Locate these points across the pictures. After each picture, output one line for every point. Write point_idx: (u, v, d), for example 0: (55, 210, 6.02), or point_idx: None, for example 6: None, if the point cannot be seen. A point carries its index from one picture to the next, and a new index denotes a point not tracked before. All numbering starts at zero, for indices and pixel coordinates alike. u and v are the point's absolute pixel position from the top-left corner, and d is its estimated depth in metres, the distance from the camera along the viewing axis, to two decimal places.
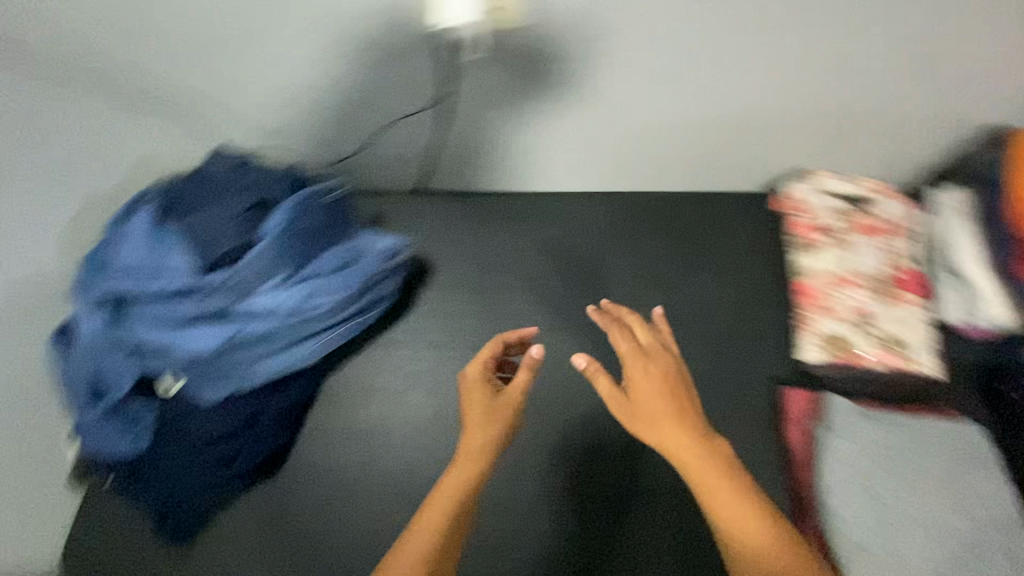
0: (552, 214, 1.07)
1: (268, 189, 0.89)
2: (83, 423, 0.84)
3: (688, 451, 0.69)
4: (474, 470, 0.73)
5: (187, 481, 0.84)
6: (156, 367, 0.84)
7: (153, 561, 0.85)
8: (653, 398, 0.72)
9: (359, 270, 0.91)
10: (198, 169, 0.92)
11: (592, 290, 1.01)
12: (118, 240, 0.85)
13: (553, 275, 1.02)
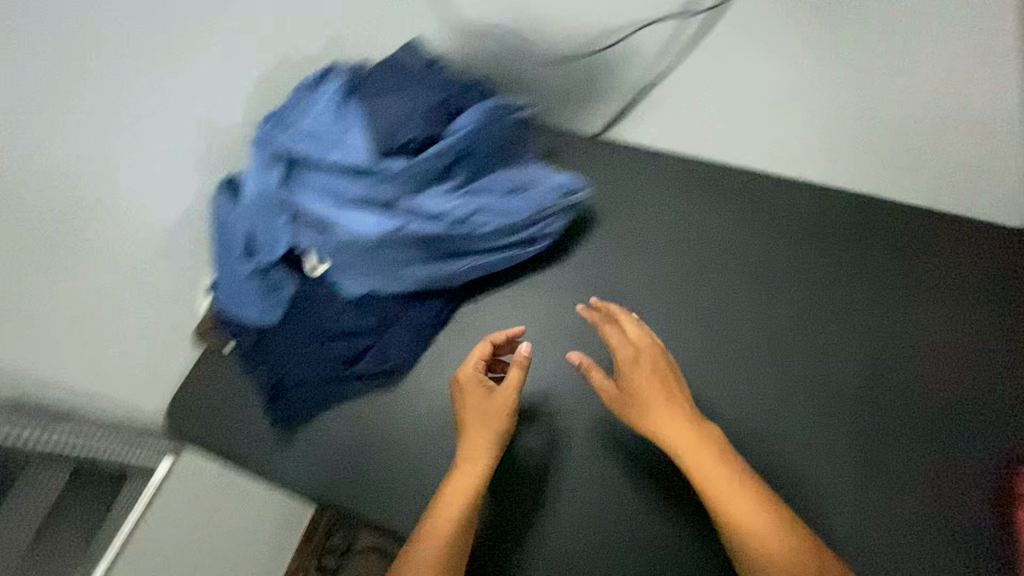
0: (759, 195, 0.88)
1: (456, 89, 0.86)
2: (226, 277, 0.81)
3: (697, 457, 0.64)
4: (480, 471, 0.69)
5: (310, 365, 0.80)
6: (308, 242, 0.80)
7: (255, 435, 0.81)
8: (646, 385, 0.68)
9: (531, 201, 0.84)
10: (388, 59, 0.89)
11: (790, 290, 0.82)
12: (304, 105, 0.83)
13: (746, 262, 0.84)
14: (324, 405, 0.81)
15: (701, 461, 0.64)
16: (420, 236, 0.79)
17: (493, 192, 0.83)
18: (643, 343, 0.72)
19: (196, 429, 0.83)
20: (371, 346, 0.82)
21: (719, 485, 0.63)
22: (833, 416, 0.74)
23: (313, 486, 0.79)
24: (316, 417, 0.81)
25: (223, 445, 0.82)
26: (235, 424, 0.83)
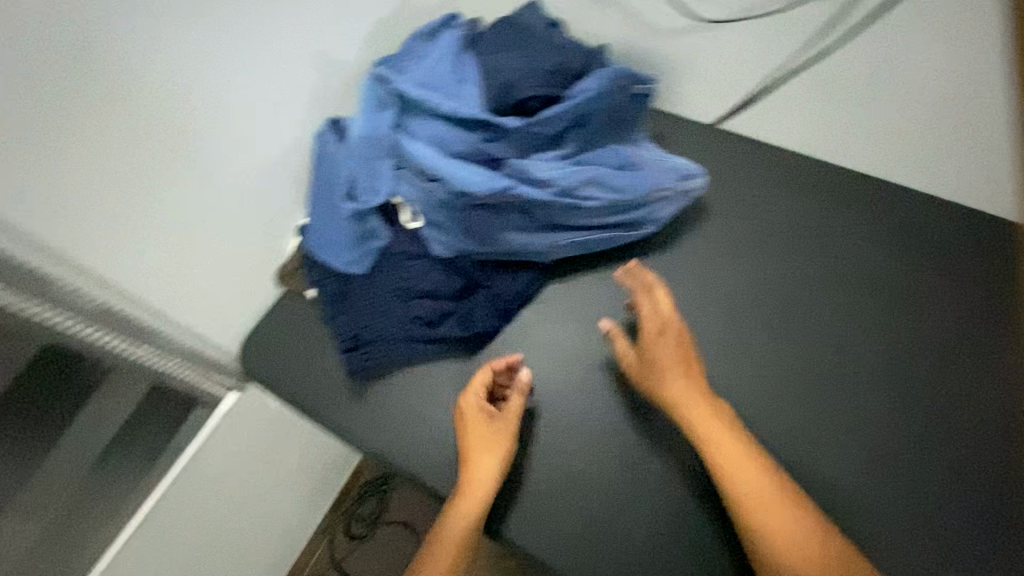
0: (889, 203, 0.80)
1: (578, 52, 0.80)
2: (321, 219, 0.79)
3: (708, 436, 0.63)
4: (479, 504, 0.67)
5: (393, 321, 0.77)
6: (409, 193, 0.77)
7: (328, 385, 0.79)
8: (665, 353, 0.68)
9: (645, 181, 0.78)
10: (507, 17, 0.84)
11: (916, 313, 0.73)
12: (421, 54, 0.80)
13: (871, 276, 0.76)
14: (401, 365, 0.78)
15: (713, 431, 0.63)
16: (526, 200, 0.74)
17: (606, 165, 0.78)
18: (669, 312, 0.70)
19: (268, 371, 0.81)
20: (457, 311, 0.78)
21: (727, 454, 0.62)
22: (958, 464, 0.65)
23: (380, 448, 0.76)
24: (391, 377, 0.78)
25: (294, 391, 0.80)
26: (307, 373, 0.80)
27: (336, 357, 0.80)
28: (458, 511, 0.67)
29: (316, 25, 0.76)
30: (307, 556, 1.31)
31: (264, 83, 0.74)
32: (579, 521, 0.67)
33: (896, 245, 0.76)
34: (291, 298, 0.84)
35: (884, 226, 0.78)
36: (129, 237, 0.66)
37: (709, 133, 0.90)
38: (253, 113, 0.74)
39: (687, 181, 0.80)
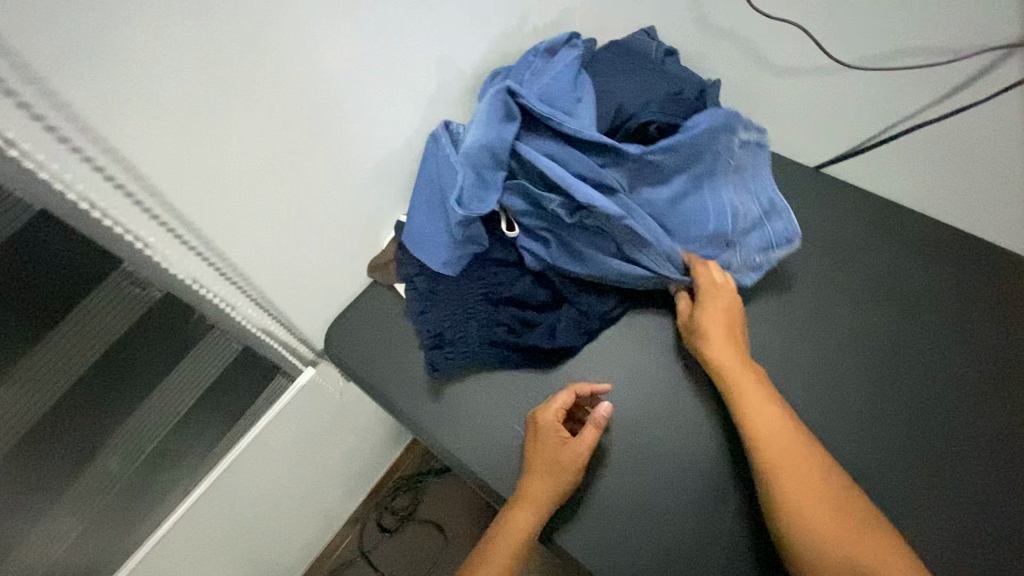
0: (974, 280, 0.80)
1: (686, 87, 0.83)
2: (422, 216, 0.81)
3: (728, 365, 0.70)
4: (530, 525, 0.66)
5: (479, 324, 0.78)
6: (517, 201, 0.78)
7: (405, 379, 0.80)
8: (712, 313, 0.74)
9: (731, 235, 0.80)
10: (621, 42, 0.87)
11: (998, 392, 0.73)
12: (541, 70, 0.82)
13: (953, 347, 0.76)
14: (480, 368, 0.79)
15: (746, 384, 0.69)
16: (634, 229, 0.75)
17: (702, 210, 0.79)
18: (725, 284, 0.77)
19: (347, 355, 0.83)
20: (543, 323, 0.78)
21: (752, 406, 0.67)
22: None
23: (450, 447, 0.77)
24: (469, 378, 0.79)
25: (372, 379, 0.81)
26: (384, 364, 0.82)
27: (417, 351, 0.82)
28: (511, 524, 0.67)
29: (445, 33, 0.79)
30: (336, 542, 1.32)
31: (392, 81, 0.76)
32: (653, 557, 0.66)
33: (988, 310, 0.78)
34: (381, 288, 0.87)
35: (979, 290, 0.79)
36: (252, 213, 0.68)
37: (805, 179, 0.91)
38: (378, 108, 0.77)
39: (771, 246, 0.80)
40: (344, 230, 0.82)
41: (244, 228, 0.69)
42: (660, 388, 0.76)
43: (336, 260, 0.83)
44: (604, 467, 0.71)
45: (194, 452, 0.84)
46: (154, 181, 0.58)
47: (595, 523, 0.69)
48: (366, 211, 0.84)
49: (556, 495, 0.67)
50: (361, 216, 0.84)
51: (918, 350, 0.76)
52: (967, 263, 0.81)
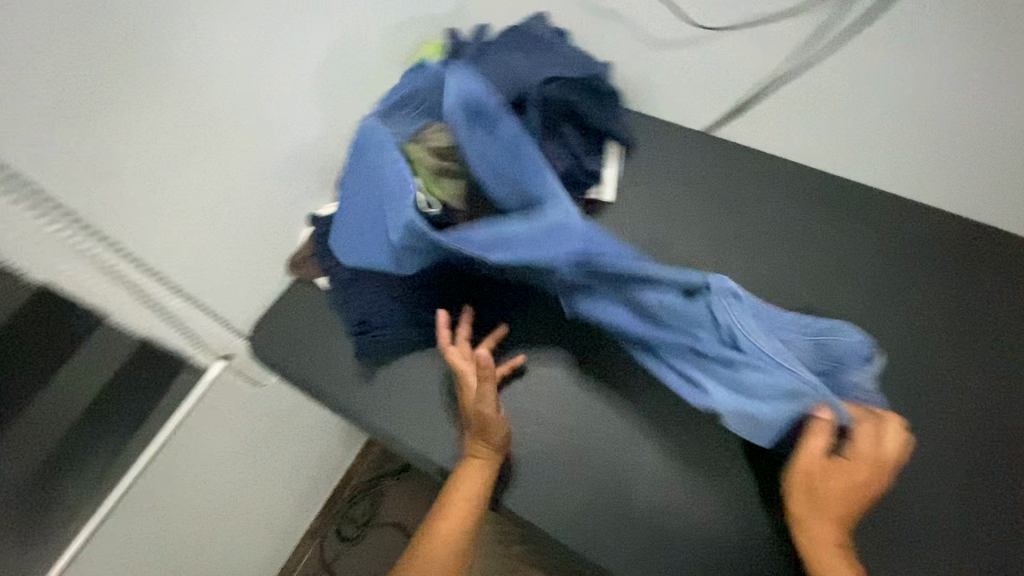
0: (858, 213, 0.85)
1: (579, 63, 0.87)
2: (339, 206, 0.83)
3: (827, 550, 0.60)
4: (481, 476, 0.70)
5: (401, 304, 0.80)
6: (599, 295, 0.74)
7: (334, 368, 0.81)
8: (857, 460, 0.64)
9: (832, 359, 0.70)
10: (515, 29, 0.91)
11: (880, 310, 0.79)
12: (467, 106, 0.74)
13: (839, 276, 0.82)
14: (412, 348, 0.81)
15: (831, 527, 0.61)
16: (761, 341, 0.69)
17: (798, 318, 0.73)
18: (884, 456, 0.63)
19: (276, 353, 0.83)
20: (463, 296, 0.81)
21: (826, 554, 0.60)
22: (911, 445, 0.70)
23: (385, 427, 0.78)
24: (401, 360, 0.81)
25: (306, 373, 0.82)
26: (311, 357, 0.82)
27: (343, 340, 0.82)
28: (466, 478, 0.70)
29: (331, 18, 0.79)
30: (295, 553, 1.29)
31: (279, 65, 0.76)
32: (593, 495, 0.71)
33: (871, 251, 0.83)
34: (303, 284, 0.86)
35: (860, 232, 0.84)
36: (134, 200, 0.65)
37: (700, 141, 0.95)
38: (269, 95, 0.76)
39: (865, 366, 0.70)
40: (251, 225, 0.81)
41: (129, 217, 0.66)
42: (585, 347, 0.79)
43: (248, 258, 0.82)
44: (541, 425, 0.75)
45: (105, 461, 0.80)
46: (29, 185, 0.57)
47: (533, 473, 0.73)
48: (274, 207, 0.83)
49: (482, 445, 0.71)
50: (270, 212, 0.83)
51: (809, 286, 0.81)
52: (848, 207, 0.86)
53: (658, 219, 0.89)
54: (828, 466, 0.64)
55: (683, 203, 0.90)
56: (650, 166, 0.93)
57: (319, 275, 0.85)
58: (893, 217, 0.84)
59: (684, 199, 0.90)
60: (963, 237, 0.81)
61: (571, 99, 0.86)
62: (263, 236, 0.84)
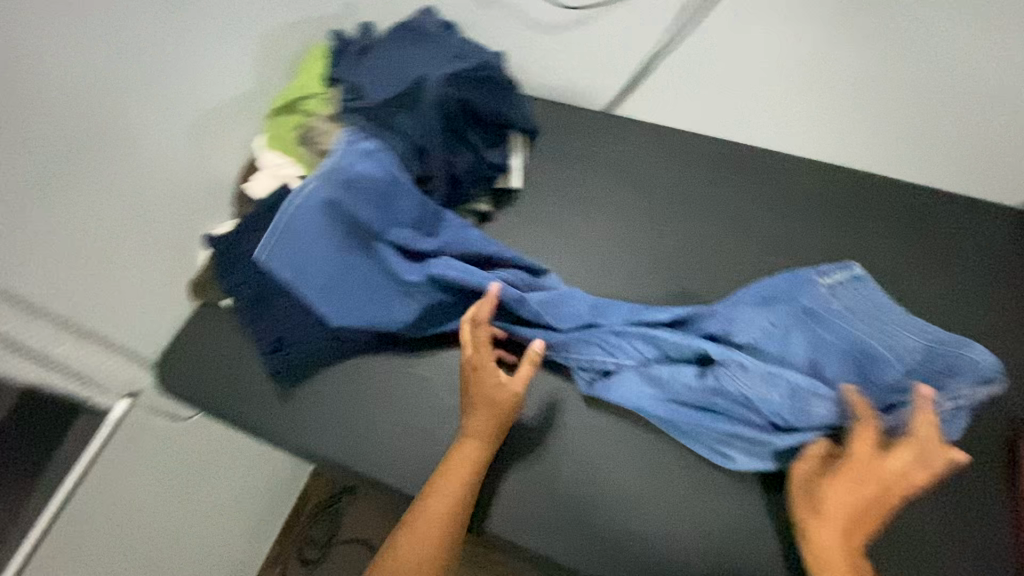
0: (762, 171, 0.85)
1: (477, 53, 0.83)
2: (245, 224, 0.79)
3: (827, 556, 0.55)
4: (477, 450, 0.65)
5: (310, 317, 0.75)
6: (602, 359, 0.71)
7: (250, 392, 0.77)
8: (844, 482, 0.57)
9: (936, 373, 0.64)
10: (403, 24, 0.88)
11: (789, 263, 0.79)
12: (377, 193, 0.73)
13: (750, 235, 0.81)
14: (326, 364, 0.76)
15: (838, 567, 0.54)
16: (774, 394, 0.64)
17: (882, 326, 0.66)
18: (907, 472, 0.56)
19: (187, 387, 0.78)
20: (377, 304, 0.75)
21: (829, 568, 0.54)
22: None
23: (310, 446, 0.74)
24: (316, 377, 0.76)
25: (220, 403, 0.77)
26: (225, 383, 0.78)
27: (254, 362, 0.78)
28: (461, 452, 0.65)
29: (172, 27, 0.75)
30: None
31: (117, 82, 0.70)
32: (528, 484, 0.68)
33: (778, 207, 0.83)
34: (210, 310, 0.82)
35: (767, 189, 0.84)
36: None
37: (602, 116, 0.93)
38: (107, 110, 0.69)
39: (982, 386, 0.62)
40: (124, 254, 0.75)
41: None
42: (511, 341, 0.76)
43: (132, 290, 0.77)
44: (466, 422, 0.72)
45: None
46: None
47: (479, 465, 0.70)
48: (154, 232, 0.78)
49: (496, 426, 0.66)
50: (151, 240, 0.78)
51: (720, 248, 0.81)
52: (751, 168, 0.86)
53: (568, 201, 0.87)
54: (815, 496, 0.58)
55: (593, 181, 0.88)
56: (555, 147, 0.91)
57: (224, 298, 0.80)
58: (795, 170, 0.85)
59: (594, 177, 0.88)
60: (855, 182, 0.83)
61: (467, 100, 0.79)
62: (148, 264, 0.78)
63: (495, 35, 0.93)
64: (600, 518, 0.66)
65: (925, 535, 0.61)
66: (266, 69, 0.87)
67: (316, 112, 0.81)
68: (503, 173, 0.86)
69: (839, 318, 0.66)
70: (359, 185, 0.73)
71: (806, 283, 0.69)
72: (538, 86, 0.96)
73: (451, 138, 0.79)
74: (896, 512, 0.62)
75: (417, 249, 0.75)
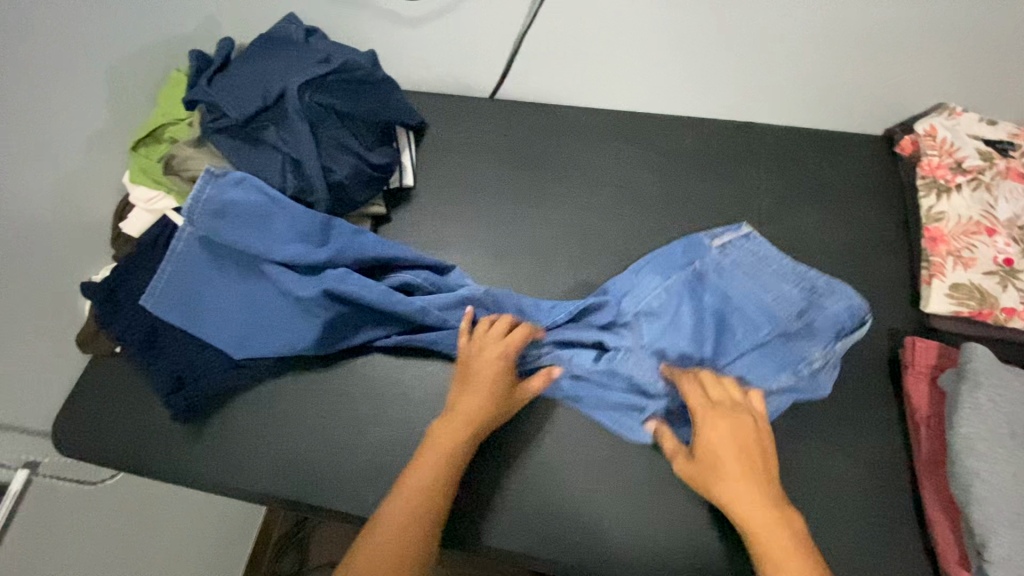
0: (642, 138, 0.88)
1: (344, 53, 0.82)
2: (130, 265, 0.77)
3: (747, 507, 0.53)
4: (464, 434, 0.62)
5: (210, 351, 0.73)
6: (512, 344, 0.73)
7: (160, 436, 0.73)
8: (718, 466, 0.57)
9: (811, 329, 0.68)
10: (265, 34, 0.85)
11: (678, 221, 0.81)
12: (255, 222, 0.73)
13: (638, 200, 0.83)
14: (234, 392, 0.74)
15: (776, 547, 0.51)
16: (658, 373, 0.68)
17: (761, 278, 0.71)
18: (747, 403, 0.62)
19: (91, 445, 0.74)
20: (276, 329, 0.73)
21: (751, 517, 0.53)
22: None
23: (229, 480, 0.71)
24: (227, 409, 0.74)
25: (129, 455, 0.73)
26: (131, 434, 0.74)
27: (159, 407, 0.74)
28: (445, 432, 0.62)
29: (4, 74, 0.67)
30: None
31: None
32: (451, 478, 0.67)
33: (663, 167, 0.85)
34: (105, 360, 0.78)
35: (652, 151, 0.87)
36: None
37: (485, 102, 0.93)
38: None
39: (845, 337, 0.68)
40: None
41: None
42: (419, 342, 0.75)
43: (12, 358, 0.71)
44: (381, 426, 0.72)
45: None
46: None
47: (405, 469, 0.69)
48: (28, 294, 0.72)
49: (493, 422, 0.64)
50: (25, 303, 0.72)
51: (610, 218, 0.83)
52: (634, 133, 0.88)
53: (462, 191, 0.87)
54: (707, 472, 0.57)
55: (484, 167, 0.88)
56: (442, 142, 0.91)
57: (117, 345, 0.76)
58: (675, 131, 0.88)
59: (485, 163, 0.89)
60: (728, 137, 0.86)
61: (334, 103, 0.77)
62: (26, 328, 0.73)
63: (365, 34, 0.91)
64: (527, 496, 0.66)
65: (825, 452, 0.65)
66: (123, 103, 0.82)
67: (180, 137, 0.79)
68: (395, 171, 0.85)
69: (726, 278, 0.72)
70: (234, 211, 0.73)
71: (698, 250, 0.74)
72: (417, 83, 0.95)
73: (326, 144, 0.77)
74: (796, 435, 0.66)
75: (307, 264, 0.73)
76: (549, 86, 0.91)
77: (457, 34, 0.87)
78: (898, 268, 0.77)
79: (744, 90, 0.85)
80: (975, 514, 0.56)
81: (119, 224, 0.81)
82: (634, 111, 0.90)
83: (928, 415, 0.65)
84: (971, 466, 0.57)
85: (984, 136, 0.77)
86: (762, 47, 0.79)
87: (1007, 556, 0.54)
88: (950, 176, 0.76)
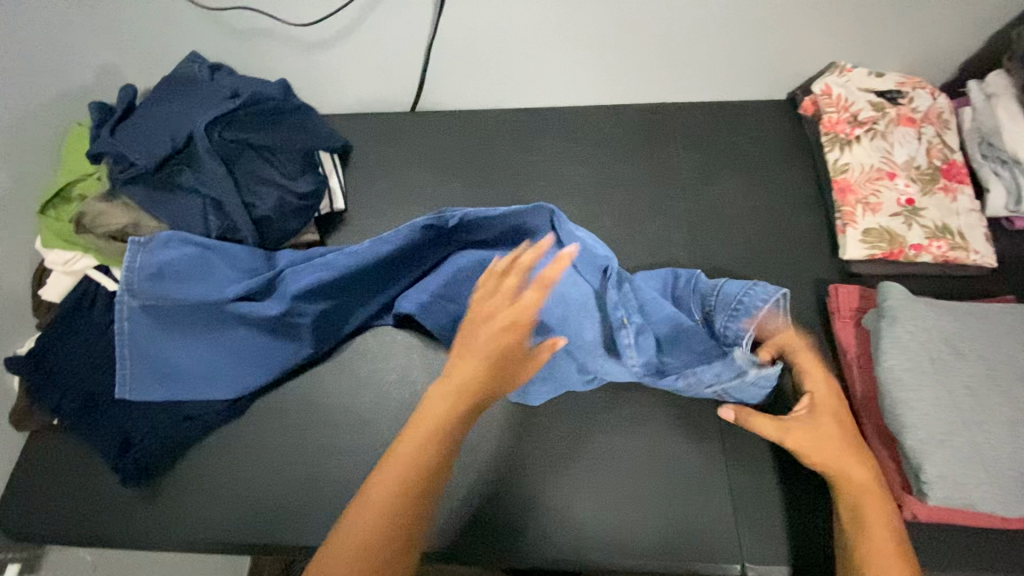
0: (566, 128, 0.90)
1: (252, 84, 0.80)
2: (58, 334, 0.74)
3: (871, 508, 0.56)
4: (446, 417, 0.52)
5: (155, 410, 0.71)
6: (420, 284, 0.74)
7: (114, 503, 0.70)
8: (809, 438, 0.59)
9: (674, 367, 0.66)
10: (170, 74, 0.82)
11: (611, 203, 0.84)
12: (198, 269, 0.72)
13: (570, 186, 0.85)
14: (188, 446, 0.72)
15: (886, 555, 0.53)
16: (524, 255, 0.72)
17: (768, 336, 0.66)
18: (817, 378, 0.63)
19: (40, 526, 0.70)
20: (242, 376, 0.73)
21: (865, 503, 0.56)
22: None
23: (194, 539, 0.68)
24: (181, 465, 0.72)
25: (83, 530, 0.70)
26: (83, 508, 0.71)
27: (110, 475, 0.72)
28: (427, 410, 0.52)
29: None
30: None
31: None
32: None
33: (589, 155, 0.88)
34: (43, 436, 0.74)
35: (574, 141, 0.89)
36: None
37: (406, 115, 0.93)
38: None
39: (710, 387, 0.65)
40: None
41: None
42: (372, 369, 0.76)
43: None
44: (344, 453, 0.71)
45: None
46: None
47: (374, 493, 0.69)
48: None
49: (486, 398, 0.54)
50: None
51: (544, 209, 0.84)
52: (556, 127, 0.90)
53: (394, 205, 0.87)
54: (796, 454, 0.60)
55: (413, 178, 0.89)
56: (371, 158, 0.91)
57: (54, 418, 0.73)
58: (595, 119, 0.91)
59: (413, 175, 0.89)
60: (644, 120, 0.90)
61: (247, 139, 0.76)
62: None
63: (271, 65, 0.90)
64: (498, 501, 0.66)
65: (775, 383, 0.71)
66: (27, 168, 0.79)
67: (91, 194, 0.76)
68: (324, 196, 0.83)
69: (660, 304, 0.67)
70: (172, 271, 0.71)
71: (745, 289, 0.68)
72: (337, 107, 0.94)
73: (247, 180, 0.76)
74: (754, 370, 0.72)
75: (264, 287, 0.72)
76: (467, 91, 0.92)
77: (367, 53, 0.87)
78: (816, 222, 0.81)
79: (651, 72, 0.88)
80: (908, 439, 0.59)
81: (38, 292, 0.78)
82: (553, 107, 0.92)
83: (858, 355, 0.69)
84: (900, 396, 0.61)
85: (874, 89, 0.82)
86: (663, 31, 0.82)
87: (941, 473, 0.58)
88: (849, 130, 0.81)
